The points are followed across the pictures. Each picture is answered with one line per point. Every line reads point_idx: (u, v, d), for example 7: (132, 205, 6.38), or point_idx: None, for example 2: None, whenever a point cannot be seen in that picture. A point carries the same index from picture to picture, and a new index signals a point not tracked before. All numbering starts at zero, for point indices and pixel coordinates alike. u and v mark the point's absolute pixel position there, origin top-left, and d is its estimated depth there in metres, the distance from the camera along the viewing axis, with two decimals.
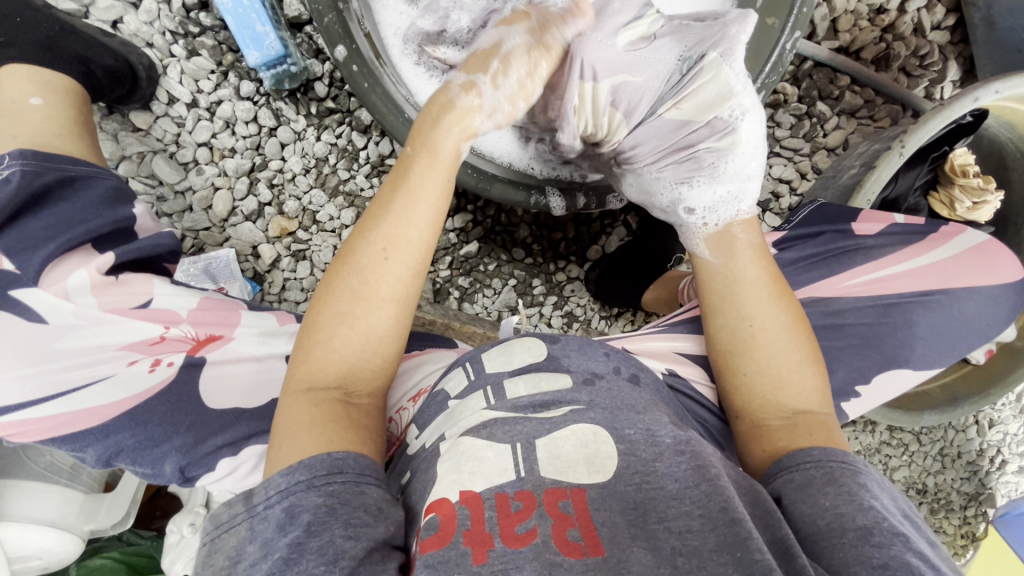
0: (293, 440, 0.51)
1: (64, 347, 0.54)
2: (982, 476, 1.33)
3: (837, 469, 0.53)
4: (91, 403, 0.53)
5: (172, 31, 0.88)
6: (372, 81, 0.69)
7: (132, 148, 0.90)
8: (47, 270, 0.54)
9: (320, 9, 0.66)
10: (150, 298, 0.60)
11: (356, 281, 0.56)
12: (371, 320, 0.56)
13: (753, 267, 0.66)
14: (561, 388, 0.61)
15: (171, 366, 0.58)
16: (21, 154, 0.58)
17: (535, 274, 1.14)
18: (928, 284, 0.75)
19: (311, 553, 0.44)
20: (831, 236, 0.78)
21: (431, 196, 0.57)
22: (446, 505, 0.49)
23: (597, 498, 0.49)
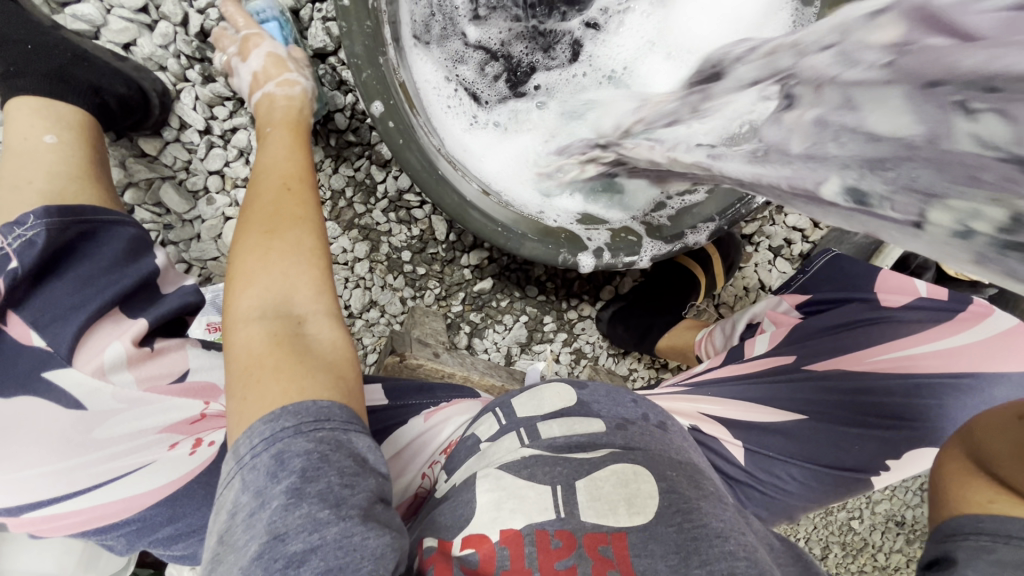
0: (259, 390, 0.47)
1: (104, 435, 0.51)
2: None
3: None
4: (133, 493, 0.51)
5: (188, 55, 0.83)
6: (408, 137, 0.66)
7: (140, 175, 0.86)
8: (77, 350, 0.51)
9: (358, 64, 0.63)
10: (186, 370, 0.59)
11: (271, 241, 0.59)
12: (287, 245, 0.59)
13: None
14: (595, 431, 0.61)
15: (212, 445, 0.55)
16: (46, 211, 0.56)
17: (547, 311, 1.12)
18: (960, 366, 0.73)
19: (311, 498, 0.41)
20: (856, 305, 0.81)
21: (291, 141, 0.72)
22: (487, 543, 0.51)
23: (638, 543, 0.51)
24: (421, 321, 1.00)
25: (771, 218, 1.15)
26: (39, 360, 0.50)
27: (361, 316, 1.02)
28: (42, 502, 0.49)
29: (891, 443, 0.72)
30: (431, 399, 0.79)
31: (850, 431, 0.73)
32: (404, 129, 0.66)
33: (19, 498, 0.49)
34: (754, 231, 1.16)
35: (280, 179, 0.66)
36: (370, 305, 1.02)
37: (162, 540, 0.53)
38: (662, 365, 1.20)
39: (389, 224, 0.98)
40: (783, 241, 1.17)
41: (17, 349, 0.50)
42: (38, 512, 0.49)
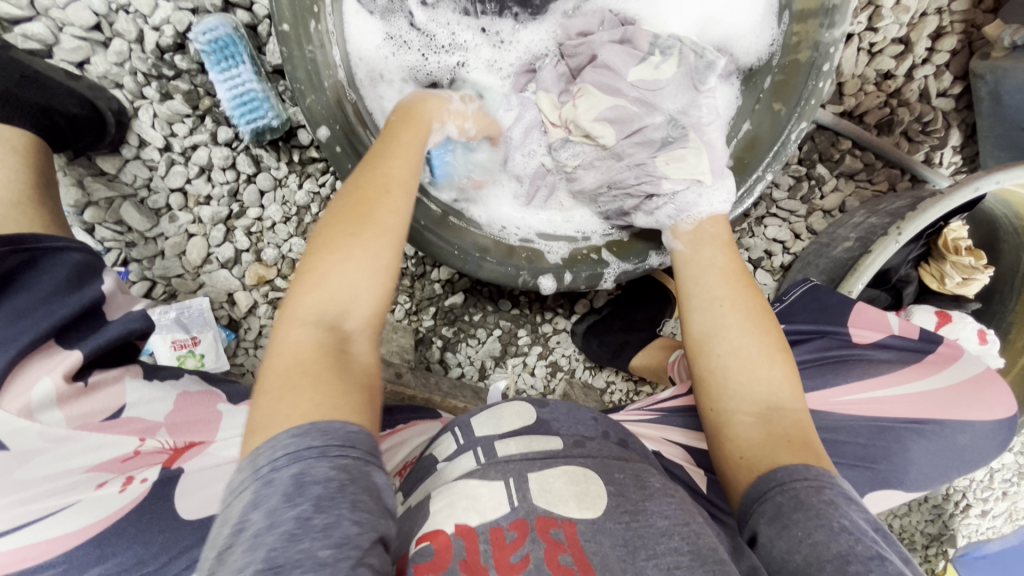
0: (291, 402, 0.46)
1: (26, 476, 0.52)
2: (946, 518, 1.38)
3: (801, 489, 0.52)
4: (56, 534, 0.50)
5: (145, 73, 0.81)
6: (357, 162, 0.65)
7: (99, 194, 0.85)
8: (5, 388, 0.54)
9: (302, 89, 0.61)
10: (122, 405, 0.61)
11: (341, 252, 0.55)
12: (363, 265, 0.54)
13: (722, 258, 0.71)
14: (553, 450, 0.61)
15: (144, 481, 0.56)
16: None
17: (521, 325, 1.12)
18: (922, 412, 0.72)
19: (316, 533, 0.39)
20: (828, 341, 0.76)
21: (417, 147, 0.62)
22: (443, 535, 0.51)
23: (586, 530, 0.52)
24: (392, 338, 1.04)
25: (749, 230, 1.15)
26: None
27: None
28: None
29: (858, 481, 0.70)
30: (389, 423, 0.80)
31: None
32: (352, 154, 0.65)
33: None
34: None
35: (377, 181, 0.59)
36: None
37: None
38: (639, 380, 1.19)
39: None
40: (764, 253, 1.16)
41: None
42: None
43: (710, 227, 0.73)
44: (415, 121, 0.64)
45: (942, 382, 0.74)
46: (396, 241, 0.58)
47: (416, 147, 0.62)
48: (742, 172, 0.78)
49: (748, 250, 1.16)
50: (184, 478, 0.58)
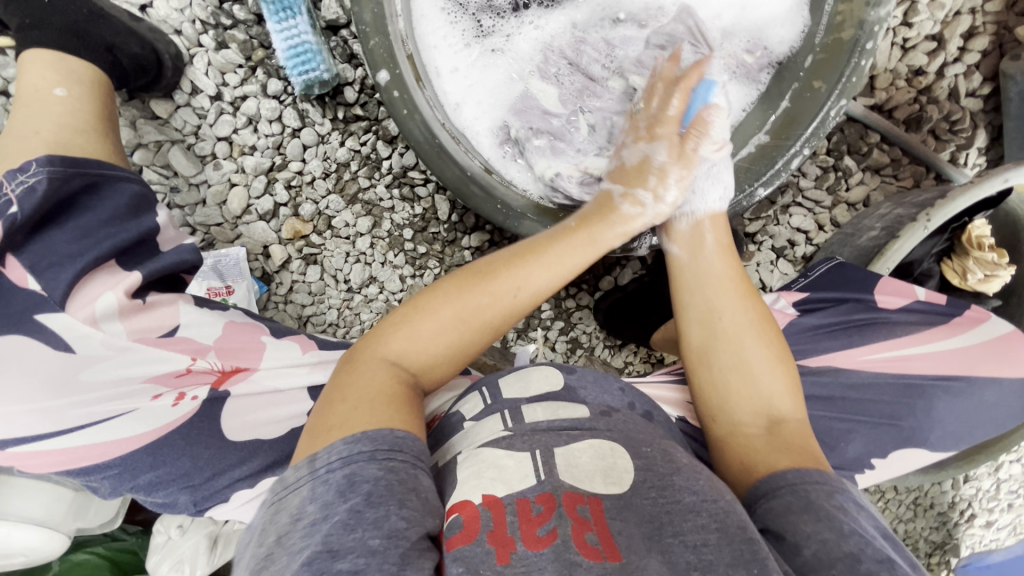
0: (360, 408, 0.51)
1: (90, 379, 0.53)
2: (950, 526, 1.38)
3: (813, 492, 0.52)
4: (117, 437, 0.53)
5: (203, 20, 0.84)
6: (412, 108, 0.67)
7: (150, 137, 0.88)
8: (71, 296, 0.52)
9: (366, 31, 0.64)
10: (176, 325, 0.60)
11: (462, 310, 0.60)
12: (463, 332, 0.60)
13: (722, 266, 0.69)
14: (580, 418, 0.61)
15: (195, 399, 0.57)
16: (49, 160, 0.56)
17: (545, 298, 1.13)
18: (951, 369, 0.74)
19: (367, 524, 0.44)
20: (852, 307, 0.78)
21: (565, 269, 0.65)
22: (469, 506, 0.51)
23: (612, 508, 0.51)
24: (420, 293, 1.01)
25: (774, 218, 1.17)
26: (34, 301, 0.51)
27: (359, 291, 0.99)
28: (26, 438, 0.51)
29: (882, 438, 0.71)
30: None
31: (844, 423, 0.71)
32: (409, 100, 0.67)
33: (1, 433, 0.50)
34: (757, 230, 1.17)
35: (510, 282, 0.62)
36: (370, 281, 0.99)
37: (143, 487, 0.54)
38: (657, 361, 1.20)
39: (392, 201, 0.96)
40: (787, 242, 1.17)
41: (12, 290, 0.51)
42: (21, 448, 0.51)
43: (709, 235, 0.71)
44: (592, 242, 0.67)
45: (971, 340, 0.75)
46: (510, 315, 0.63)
47: (569, 262, 0.65)
48: (779, 146, 0.80)
49: (772, 237, 1.17)
50: (232, 400, 0.59)
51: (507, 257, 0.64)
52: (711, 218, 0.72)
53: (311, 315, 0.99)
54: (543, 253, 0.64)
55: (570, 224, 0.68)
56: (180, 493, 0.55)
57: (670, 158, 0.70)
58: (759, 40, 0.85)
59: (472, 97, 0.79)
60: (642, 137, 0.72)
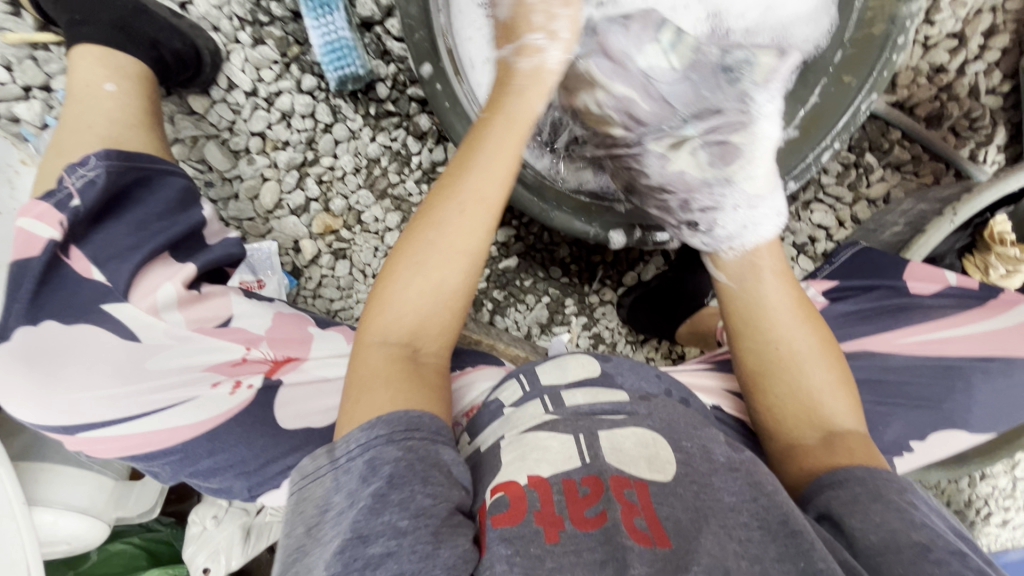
0: (371, 394, 0.53)
1: (156, 367, 0.54)
2: (967, 525, 1.38)
3: (882, 485, 0.54)
4: (179, 424, 0.54)
5: (241, 18, 0.86)
6: (453, 101, 0.69)
7: (187, 132, 0.89)
8: (134, 286, 0.54)
9: (411, 25, 0.65)
10: (230, 316, 0.60)
11: (427, 258, 0.59)
12: (441, 280, 0.60)
13: (779, 291, 0.69)
14: (619, 400, 0.62)
15: (250, 388, 0.57)
16: (106, 154, 0.57)
17: (568, 294, 1.14)
18: (991, 349, 0.74)
19: (394, 506, 0.46)
20: (881, 292, 0.79)
21: (502, 169, 0.62)
22: (515, 486, 0.51)
23: (659, 493, 0.52)
24: None
25: (796, 214, 1.18)
26: (99, 292, 0.53)
27: None
28: (95, 424, 0.52)
29: (921, 421, 0.72)
30: (457, 363, 0.80)
31: (883, 404, 0.71)
32: (450, 93, 0.68)
33: (71, 418, 0.52)
34: None
35: (461, 205, 0.61)
36: None
37: (201, 473, 0.55)
38: (678, 357, 1.21)
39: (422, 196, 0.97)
40: (808, 239, 1.19)
41: (76, 280, 0.52)
42: (89, 434, 0.52)
43: (762, 258, 0.71)
44: (510, 119, 0.63)
45: (1010, 321, 0.75)
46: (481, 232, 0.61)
47: (510, 156, 0.62)
48: (807, 142, 0.82)
49: (793, 233, 1.18)
50: (284, 390, 0.59)
51: (430, 196, 0.62)
52: (760, 230, 0.73)
53: (339, 309, 1.00)
54: (476, 159, 0.61)
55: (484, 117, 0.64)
56: (235, 479, 0.55)
57: (558, 43, 0.65)
58: (784, 38, 0.84)
59: None
60: (532, 34, 0.64)
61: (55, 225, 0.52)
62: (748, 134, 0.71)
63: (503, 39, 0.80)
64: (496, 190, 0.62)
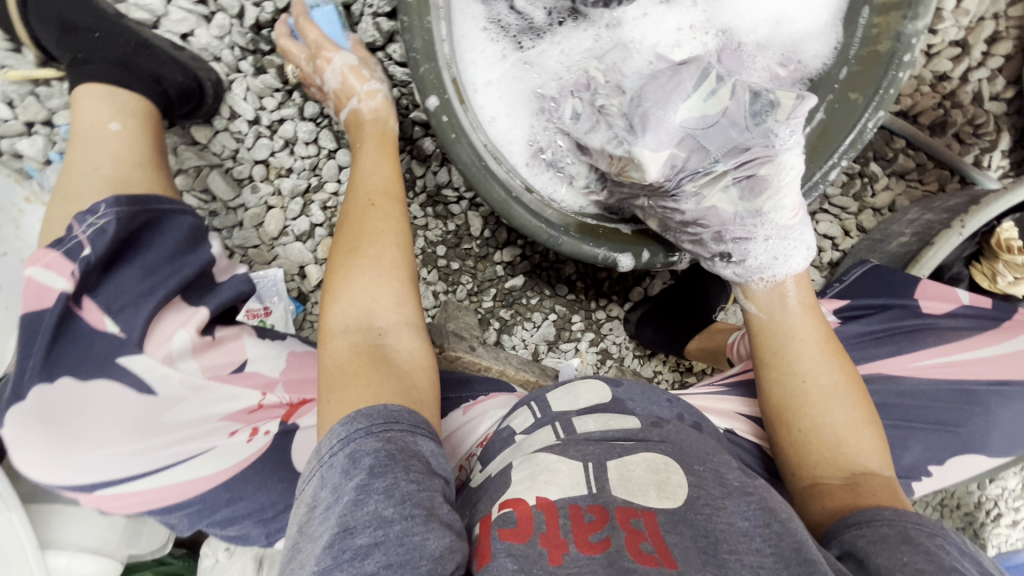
0: (343, 392, 0.53)
1: (174, 420, 0.54)
2: (977, 527, 1.37)
3: (912, 528, 0.52)
4: (197, 475, 0.54)
5: (242, 47, 0.85)
6: (460, 132, 0.68)
7: (190, 162, 0.88)
8: (149, 337, 0.53)
9: (417, 58, 0.64)
10: (244, 360, 0.61)
11: (356, 249, 0.62)
12: (377, 256, 0.62)
13: (806, 324, 0.70)
14: (631, 428, 0.62)
15: (267, 434, 0.58)
16: (115, 201, 0.55)
17: (575, 311, 1.14)
18: (1005, 372, 0.74)
19: (389, 546, 0.42)
20: (900, 312, 0.78)
21: (375, 154, 0.71)
22: (523, 505, 0.52)
23: (666, 522, 0.52)
24: (454, 316, 1.02)
25: None
26: (114, 345, 0.52)
27: None
28: (113, 482, 0.51)
29: (939, 444, 0.72)
30: (472, 394, 0.80)
31: (898, 429, 0.71)
32: (457, 124, 0.68)
33: (89, 477, 0.51)
34: None
35: (372, 193, 0.67)
36: None
37: (218, 523, 0.55)
38: (687, 369, 1.21)
39: (426, 219, 1.01)
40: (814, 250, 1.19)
41: (90, 334, 0.51)
42: (106, 491, 0.52)
43: (790, 292, 0.72)
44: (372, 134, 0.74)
45: (1022, 343, 0.76)
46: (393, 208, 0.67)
47: (395, 162, 0.72)
48: (813, 159, 0.80)
49: None
50: (300, 434, 0.59)
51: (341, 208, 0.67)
52: (790, 262, 0.72)
53: None
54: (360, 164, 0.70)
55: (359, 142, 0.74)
56: (253, 527, 0.55)
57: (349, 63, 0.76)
58: (793, 54, 0.84)
59: (513, 115, 0.79)
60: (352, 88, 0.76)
61: (68, 275, 0.50)
62: (776, 165, 0.69)
63: (507, 62, 0.79)
64: (376, 176, 0.69)
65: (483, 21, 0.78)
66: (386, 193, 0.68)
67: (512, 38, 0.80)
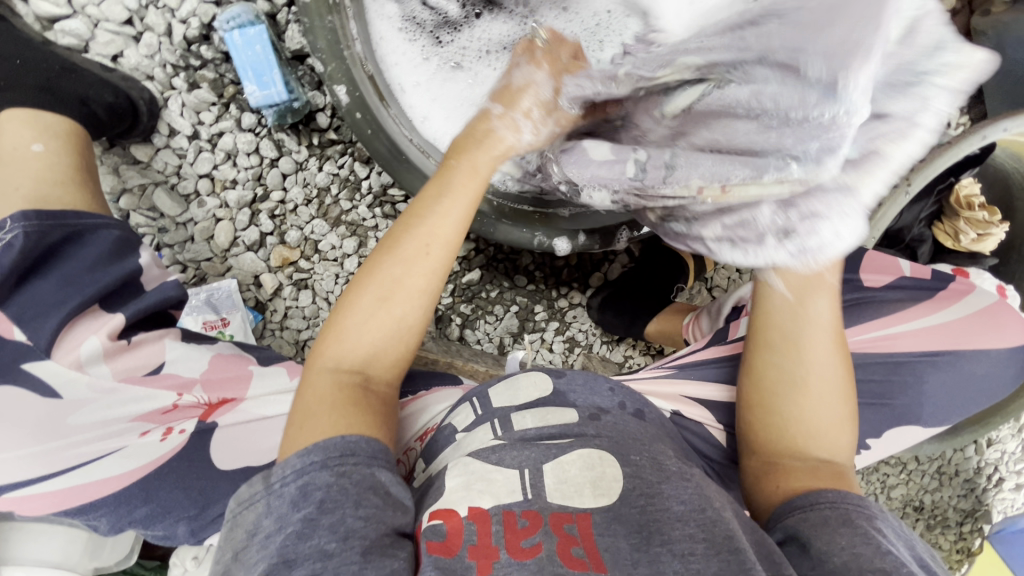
0: (313, 419, 0.52)
1: (78, 421, 0.60)
2: (978, 493, 1.27)
3: (853, 510, 0.53)
4: (107, 473, 0.59)
5: (173, 64, 0.87)
6: (376, 128, 0.69)
7: (133, 181, 0.91)
8: (58, 344, 0.58)
9: (323, 57, 0.65)
10: (162, 362, 0.66)
11: (378, 287, 0.57)
12: (394, 311, 0.58)
13: (830, 314, 0.61)
14: (568, 422, 0.60)
15: (182, 432, 0.63)
16: (24, 216, 0.59)
17: (537, 300, 1.14)
18: (938, 344, 0.75)
19: (323, 529, 0.45)
20: (842, 287, 0.77)
21: (467, 202, 0.59)
22: (455, 516, 0.49)
23: (601, 523, 0.49)
24: None
25: None
26: (21, 351, 0.57)
27: None
28: (18, 484, 0.57)
29: (875, 420, 0.75)
30: (412, 390, 0.80)
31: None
32: (372, 120, 0.69)
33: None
34: None
35: (420, 242, 0.58)
36: None
37: (140, 520, 0.59)
38: (656, 352, 1.20)
39: (375, 219, 0.97)
40: None
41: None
42: (14, 493, 0.57)
43: (827, 275, 0.59)
44: (473, 168, 0.58)
45: (959, 313, 0.76)
46: (441, 267, 0.59)
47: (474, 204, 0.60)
48: None
49: None
50: (218, 431, 0.64)
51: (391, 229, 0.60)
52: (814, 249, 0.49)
53: (307, 340, 1.00)
54: (432, 199, 0.58)
55: (449, 160, 0.59)
56: (179, 522, 0.60)
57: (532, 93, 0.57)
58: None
59: (439, 107, 0.80)
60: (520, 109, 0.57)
61: None
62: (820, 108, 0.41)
63: (427, 53, 0.79)
64: (452, 228, 0.59)
65: (397, 17, 0.77)
66: (442, 247, 0.59)
67: (428, 26, 0.79)
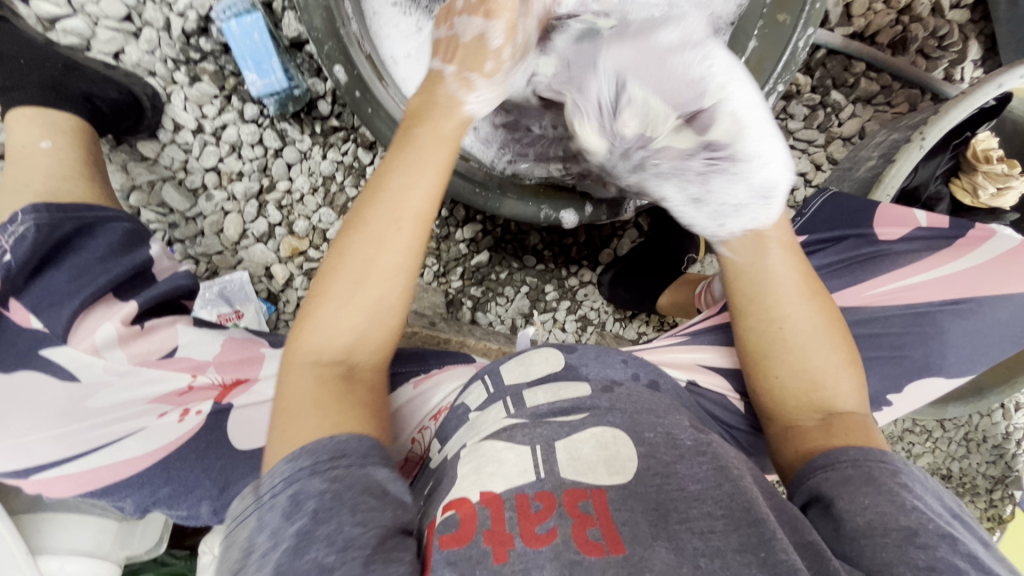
0: (297, 420, 0.49)
1: (97, 404, 0.61)
2: (1009, 459, 1.24)
3: (876, 468, 0.52)
4: (129, 455, 0.61)
5: (174, 58, 0.88)
6: (375, 106, 0.68)
7: (143, 178, 0.92)
8: (71, 330, 0.59)
9: (319, 37, 0.65)
10: (175, 346, 0.67)
11: (348, 270, 0.55)
12: (371, 296, 0.55)
13: (786, 267, 0.64)
14: (580, 396, 0.59)
15: (199, 414, 0.64)
16: (35, 208, 0.61)
17: (547, 281, 1.13)
18: (956, 292, 0.74)
19: (319, 542, 0.41)
20: (852, 242, 0.77)
21: (434, 167, 0.57)
22: (467, 504, 0.48)
23: (617, 499, 0.48)
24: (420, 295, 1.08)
25: None
26: (37, 339, 0.59)
27: None
28: (46, 465, 0.59)
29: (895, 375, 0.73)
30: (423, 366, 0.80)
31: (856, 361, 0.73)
32: (371, 99, 0.68)
33: (24, 462, 0.58)
34: None
35: (392, 214, 0.55)
36: None
37: (164, 500, 0.61)
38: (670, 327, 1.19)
39: None
40: None
41: (18, 329, 0.59)
42: (42, 474, 0.59)
43: (772, 238, 0.65)
44: (434, 130, 0.58)
45: (974, 261, 0.75)
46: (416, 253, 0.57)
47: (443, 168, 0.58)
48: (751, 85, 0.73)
49: None
50: (233, 412, 0.65)
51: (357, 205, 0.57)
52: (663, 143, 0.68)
53: None
54: (401, 163, 0.57)
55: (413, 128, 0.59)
56: (202, 501, 0.61)
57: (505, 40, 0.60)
58: None
59: None
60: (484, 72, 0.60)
61: None
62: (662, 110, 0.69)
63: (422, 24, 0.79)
64: (422, 200, 0.57)
65: None
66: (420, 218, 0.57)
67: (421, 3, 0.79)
